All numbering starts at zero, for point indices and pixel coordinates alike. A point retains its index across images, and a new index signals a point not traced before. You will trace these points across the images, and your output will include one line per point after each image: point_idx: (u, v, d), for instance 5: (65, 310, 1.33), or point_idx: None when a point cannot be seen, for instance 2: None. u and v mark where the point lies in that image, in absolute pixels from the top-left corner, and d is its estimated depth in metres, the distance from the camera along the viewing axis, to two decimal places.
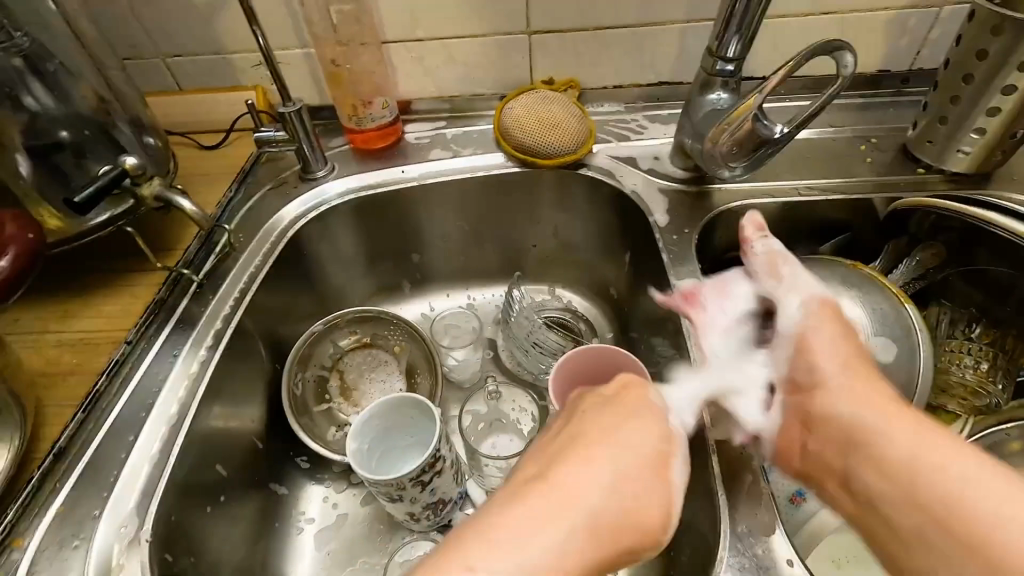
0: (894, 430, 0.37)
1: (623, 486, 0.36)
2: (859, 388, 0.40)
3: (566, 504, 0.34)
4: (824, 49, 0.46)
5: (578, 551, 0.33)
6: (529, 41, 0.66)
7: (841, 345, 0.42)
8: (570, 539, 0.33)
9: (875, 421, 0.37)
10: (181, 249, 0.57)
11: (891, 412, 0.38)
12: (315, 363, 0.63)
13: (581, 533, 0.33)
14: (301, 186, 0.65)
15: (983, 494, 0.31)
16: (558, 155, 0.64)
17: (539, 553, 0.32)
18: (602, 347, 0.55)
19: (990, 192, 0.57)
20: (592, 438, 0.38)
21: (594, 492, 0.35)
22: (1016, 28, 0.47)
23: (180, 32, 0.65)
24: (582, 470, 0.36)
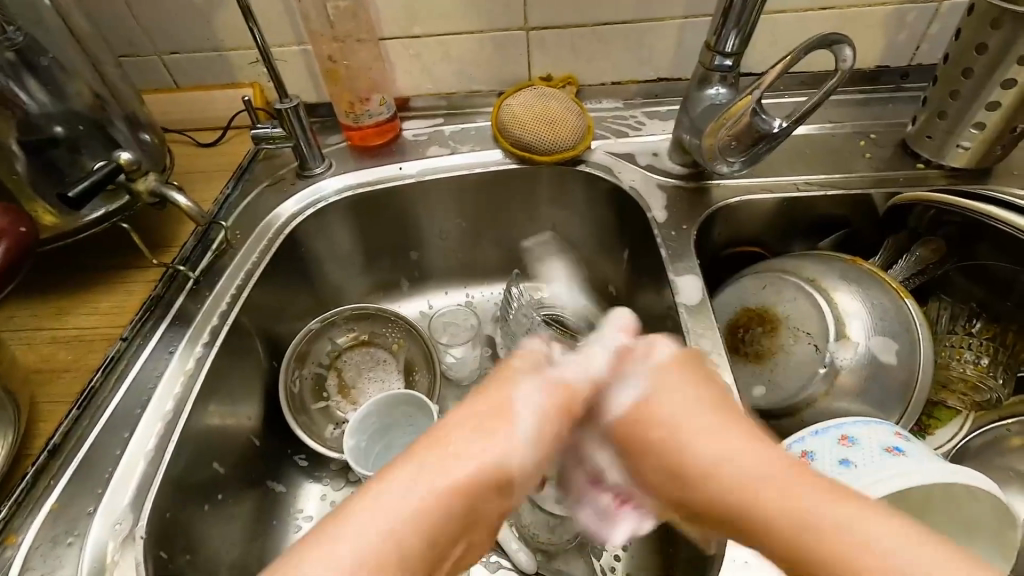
0: (712, 478, 0.33)
1: (459, 493, 0.33)
2: (722, 439, 0.35)
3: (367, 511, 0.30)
4: (824, 42, 0.45)
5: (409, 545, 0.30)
6: (527, 37, 0.65)
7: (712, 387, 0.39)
8: (396, 538, 0.30)
9: (733, 453, 0.33)
10: (177, 245, 0.57)
11: (764, 454, 0.33)
12: (313, 361, 0.63)
13: (415, 529, 0.30)
14: (299, 183, 0.65)
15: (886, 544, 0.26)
16: (556, 151, 0.63)
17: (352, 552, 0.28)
18: None
19: (990, 187, 0.57)
20: (457, 425, 0.36)
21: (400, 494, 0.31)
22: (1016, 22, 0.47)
23: (176, 28, 0.64)
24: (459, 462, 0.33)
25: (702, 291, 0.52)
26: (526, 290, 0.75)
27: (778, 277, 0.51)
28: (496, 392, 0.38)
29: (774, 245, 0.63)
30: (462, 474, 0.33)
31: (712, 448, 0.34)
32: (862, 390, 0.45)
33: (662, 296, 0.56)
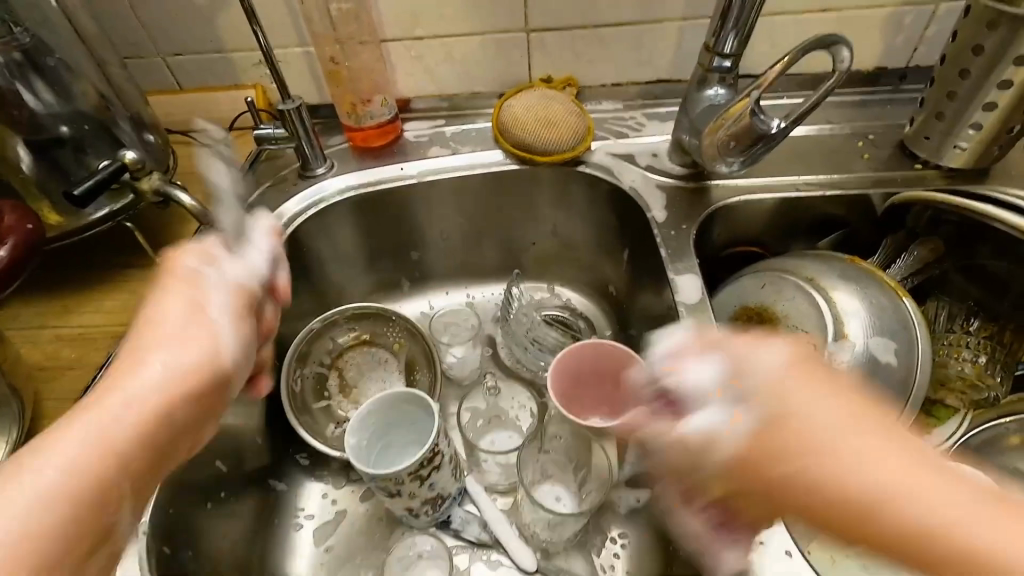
0: (866, 509, 0.27)
1: (106, 417, 0.30)
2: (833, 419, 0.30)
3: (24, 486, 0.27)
4: (821, 43, 0.46)
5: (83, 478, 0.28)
6: (528, 39, 0.66)
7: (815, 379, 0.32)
8: (72, 461, 0.28)
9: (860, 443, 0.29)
10: (181, 244, 0.57)
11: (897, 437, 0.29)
12: (314, 360, 0.63)
13: (81, 457, 0.29)
14: (301, 183, 0.65)
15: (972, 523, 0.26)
16: (556, 152, 0.64)
17: (52, 472, 0.28)
18: (579, 347, 0.55)
19: (987, 188, 0.58)
20: (155, 345, 0.33)
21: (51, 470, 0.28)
22: (1012, 24, 0.47)
23: (180, 30, 0.65)
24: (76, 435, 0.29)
25: (701, 291, 0.52)
26: (527, 290, 0.75)
27: (778, 276, 0.51)
28: (168, 304, 0.35)
29: (773, 245, 0.63)
30: (161, 397, 0.32)
31: (849, 448, 0.28)
32: (860, 387, 0.45)
33: (662, 296, 0.57)
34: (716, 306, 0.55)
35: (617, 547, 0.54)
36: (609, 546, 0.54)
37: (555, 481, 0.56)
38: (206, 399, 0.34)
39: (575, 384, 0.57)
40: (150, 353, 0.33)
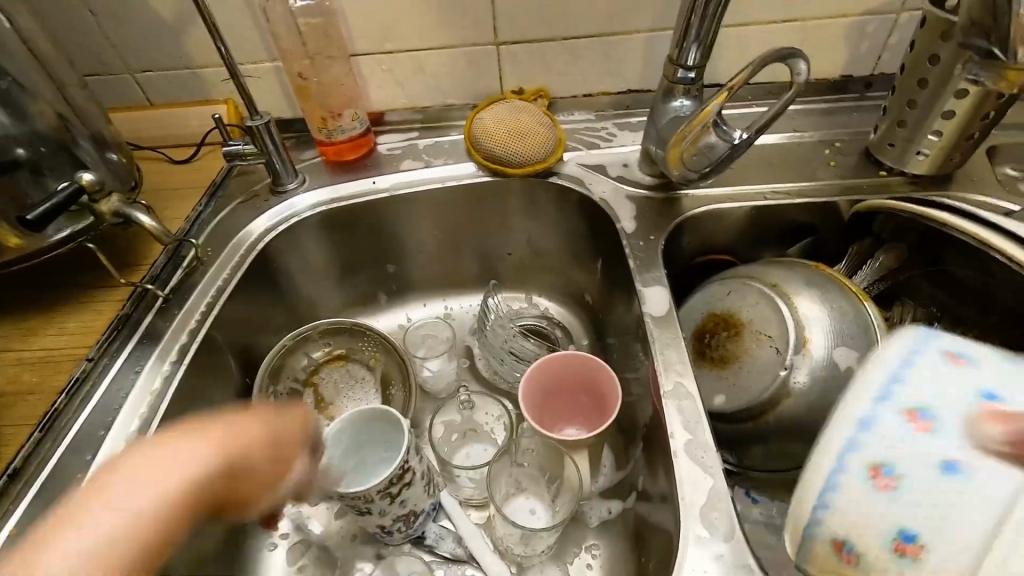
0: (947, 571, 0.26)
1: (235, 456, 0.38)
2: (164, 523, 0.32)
3: (130, 491, 0.32)
4: (777, 57, 0.47)
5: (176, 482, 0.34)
6: (498, 52, 0.66)
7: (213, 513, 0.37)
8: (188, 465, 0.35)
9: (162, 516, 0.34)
10: (147, 264, 0.57)
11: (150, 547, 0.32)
12: (288, 376, 0.63)
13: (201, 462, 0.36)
14: (272, 199, 0.65)
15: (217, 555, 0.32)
16: (527, 165, 0.64)
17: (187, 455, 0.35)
18: (528, 382, 0.54)
19: (949, 194, 0.59)
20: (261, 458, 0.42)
21: (183, 459, 0.35)
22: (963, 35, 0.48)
23: (147, 47, 0.65)
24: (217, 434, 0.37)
25: (668, 302, 0.52)
26: (504, 301, 0.75)
27: (743, 283, 0.52)
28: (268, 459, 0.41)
29: (744, 253, 0.64)
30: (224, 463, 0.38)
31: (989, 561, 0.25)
32: (825, 393, 0.46)
33: (632, 307, 0.57)
34: (682, 317, 0.55)
35: (591, 558, 0.54)
36: (582, 556, 0.54)
37: (529, 494, 0.56)
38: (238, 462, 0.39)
39: (547, 396, 0.57)
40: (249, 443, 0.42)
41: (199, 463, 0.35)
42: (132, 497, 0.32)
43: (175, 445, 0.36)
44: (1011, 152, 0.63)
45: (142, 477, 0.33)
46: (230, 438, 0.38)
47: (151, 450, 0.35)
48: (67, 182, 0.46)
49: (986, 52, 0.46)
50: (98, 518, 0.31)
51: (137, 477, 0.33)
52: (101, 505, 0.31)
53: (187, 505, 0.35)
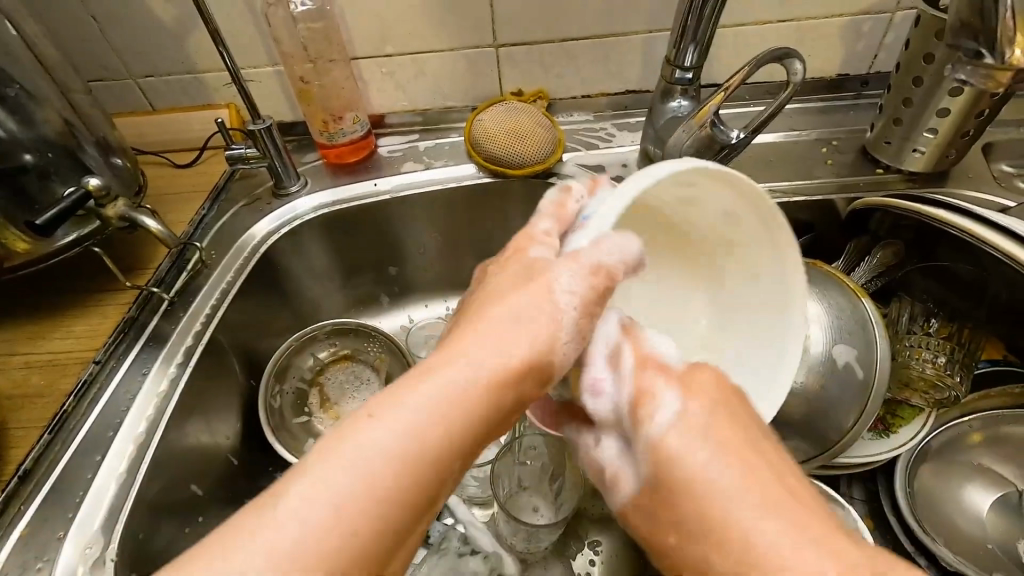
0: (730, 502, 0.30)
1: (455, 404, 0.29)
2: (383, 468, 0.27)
3: (412, 395, 0.29)
4: (773, 57, 0.47)
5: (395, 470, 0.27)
6: (497, 54, 0.67)
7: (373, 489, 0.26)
8: (410, 429, 0.28)
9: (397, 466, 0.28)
10: (152, 267, 0.57)
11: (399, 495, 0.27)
12: (294, 376, 0.64)
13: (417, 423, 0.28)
14: (274, 202, 0.66)
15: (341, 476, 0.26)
16: (527, 166, 0.65)
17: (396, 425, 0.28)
18: None
19: (946, 191, 0.59)
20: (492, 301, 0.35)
21: (415, 405, 0.28)
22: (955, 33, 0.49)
23: (150, 52, 0.65)
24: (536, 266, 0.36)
25: None
26: None
27: None
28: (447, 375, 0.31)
29: None
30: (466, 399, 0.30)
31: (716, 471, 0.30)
32: (822, 389, 0.47)
33: None
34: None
35: (594, 554, 0.55)
36: (585, 552, 0.55)
37: (532, 492, 0.57)
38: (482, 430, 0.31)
39: None
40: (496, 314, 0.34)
41: (504, 344, 0.32)
42: (486, 356, 0.32)
43: (404, 394, 0.29)
44: (1007, 148, 0.63)
45: (387, 427, 0.27)
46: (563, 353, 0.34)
47: (361, 417, 0.28)
48: (73, 187, 0.47)
49: (975, 52, 0.45)
50: (405, 409, 0.28)
51: (337, 460, 0.26)
52: (331, 461, 0.26)
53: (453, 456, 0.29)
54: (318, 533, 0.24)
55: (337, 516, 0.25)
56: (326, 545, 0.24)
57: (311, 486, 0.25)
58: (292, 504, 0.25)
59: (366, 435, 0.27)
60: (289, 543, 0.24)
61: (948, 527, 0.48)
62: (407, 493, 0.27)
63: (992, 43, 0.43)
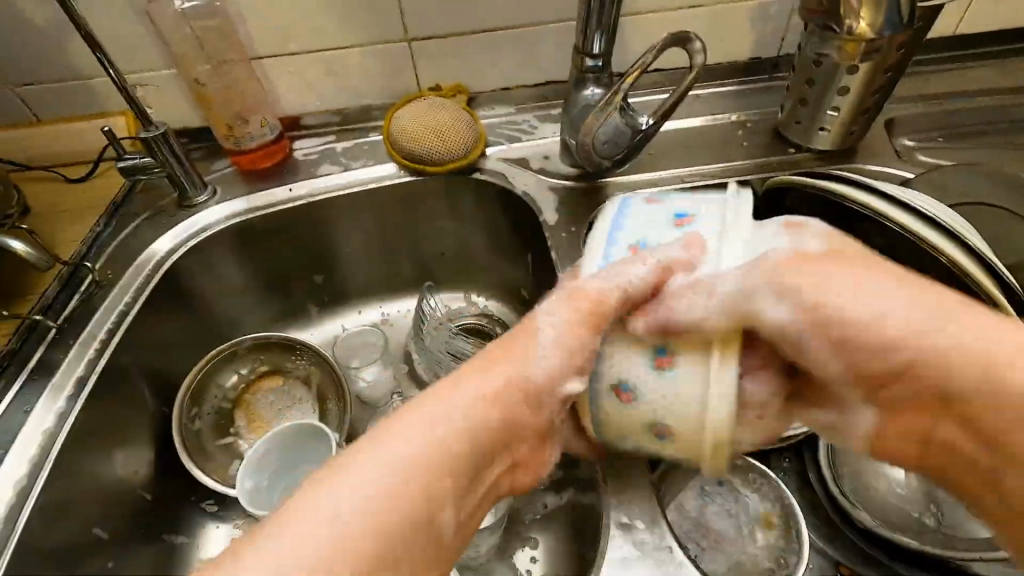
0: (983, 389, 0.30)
1: (401, 516, 0.29)
2: (403, 505, 0.29)
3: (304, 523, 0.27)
4: (672, 40, 0.49)
5: (393, 505, 0.29)
6: (410, 48, 0.64)
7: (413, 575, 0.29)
8: (381, 490, 0.29)
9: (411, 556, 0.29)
10: (38, 293, 0.54)
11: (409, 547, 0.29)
12: (213, 395, 0.60)
13: (355, 519, 0.28)
14: (179, 214, 0.62)
15: (347, 512, 0.28)
16: (445, 161, 0.63)
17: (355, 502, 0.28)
18: None
19: (853, 166, 0.62)
20: (437, 399, 0.33)
21: (382, 460, 0.30)
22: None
23: (27, 59, 0.60)
24: (457, 471, 0.31)
25: None
26: (443, 301, 0.73)
27: None
28: (434, 419, 0.32)
29: None
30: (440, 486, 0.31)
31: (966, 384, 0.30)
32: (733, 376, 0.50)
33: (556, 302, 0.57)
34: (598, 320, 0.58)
35: (534, 551, 0.55)
36: (526, 550, 0.55)
37: None
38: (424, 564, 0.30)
39: None
40: (442, 398, 0.33)
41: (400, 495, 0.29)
42: (480, 394, 0.33)
43: (416, 435, 0.31)
44: (911, 121, 0.66)
45: (364, 478, 0.29)
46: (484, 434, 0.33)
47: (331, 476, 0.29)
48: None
49: (824, 26, 0.52)
50: (389, 472, 0.29)
51: (324, 494, 0.28)
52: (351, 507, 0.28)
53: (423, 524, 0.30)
54: (365, 536, 0.27)
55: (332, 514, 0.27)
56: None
57: (335, 491, 0.28)
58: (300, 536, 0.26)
59: (351, 478, 0.29)
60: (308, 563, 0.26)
61: (874, 502, 0.51)
62: (435, 486, 0.30)
63: (838, 17, 0.50)
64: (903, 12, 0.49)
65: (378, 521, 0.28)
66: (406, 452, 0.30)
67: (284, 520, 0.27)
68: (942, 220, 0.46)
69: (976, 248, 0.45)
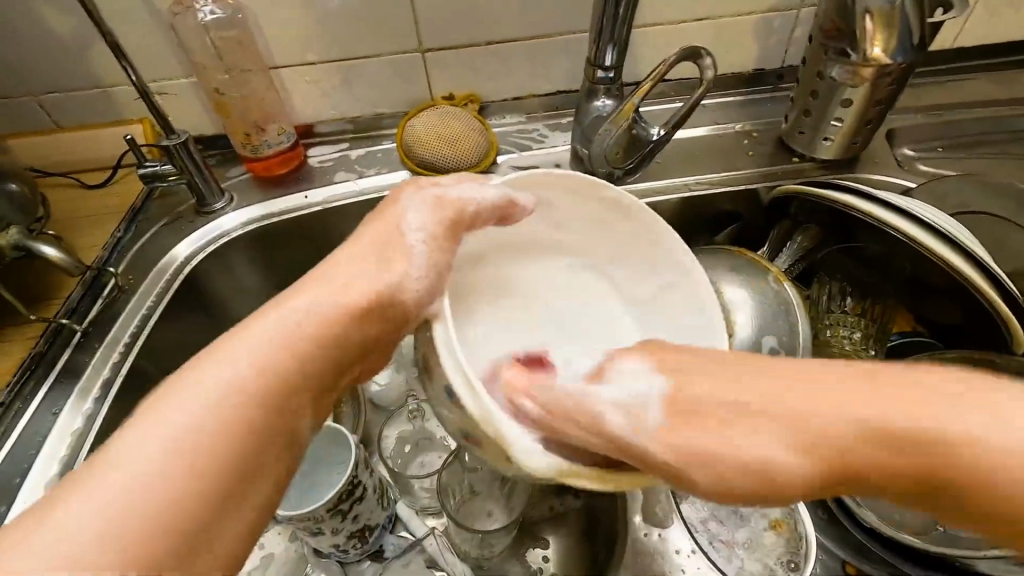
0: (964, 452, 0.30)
1: (183, 451, 0.27)
2: (198, 436, 0.28)
3: (117, 462, 0.26)
4: (684, 53, 0.51)
5: (178, 441, 0.27)
6: (424, 58, 0.66)
7: (199, 514, 0.27)
8: (193, 421, 0.28)
9: (190, 489, 0.27)
10: (62, 297, 0.55)
11: (232, 475, 0.28)
12: None
13: (126, 464, 0.26)
14: (198, 220, 0.63)
15: (125, 452, 0.27)
16: (459, 170, 0.64)
17: (210, 421, 0.28)
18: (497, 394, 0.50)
19: (856, 175, 0.63)
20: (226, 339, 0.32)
21: (255, 370, 0.30)
22: (878, 17, 0.51)
23: (49, 66, 0.61)
24: (237, 409, 0.29)
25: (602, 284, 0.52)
26: None
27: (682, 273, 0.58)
28: (216, 364, 0.30)
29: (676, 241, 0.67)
30: (204, 434, 0.28)
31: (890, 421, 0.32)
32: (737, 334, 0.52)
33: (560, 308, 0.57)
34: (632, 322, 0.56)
35: (546, 551, 0.56)
36: (537, 550, 0.56)
37: (484, 499, 0.55)
38: (215, 508, 0.27)
39: None
40: (317, 320, 0.34)
41: (173, 443, 0.27)
42: (285, 322, 0.33)
43: (229, 351, 0.31)
44: (912, 131, 0.67)
45: (234, 395, 0.29)
46: (263, 371, 0.31)
47: (193, 384, 0.29)
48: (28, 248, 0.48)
49: (840, 51, 0.53)
50: (210, 386, 0.29)
51: (167, 414, 0.28)
52: (148, 425, 0.28)
53: (212, 464, 0.28)
54: (172, 449, 0.27)
55: (210, 427, 0.28)
56: (153, 527, 0.25)
57: (186, 396, 0.29)
58: (156, 430, 0.27)
59: (192, 407, 0.28)
60: (153, 456, 0.27)
61: (881, 500, 0.53)
62: (261, 417, 0.30)
63: (854, 42, 0.52)
64: (913, 37, 0.52)
65: (199, 427, 0.28)
66: (199, 394, 0.29)
67: (153, 436, 0.27)
68: (943, 228, 0.48)
69: (973, 253, 0.47)
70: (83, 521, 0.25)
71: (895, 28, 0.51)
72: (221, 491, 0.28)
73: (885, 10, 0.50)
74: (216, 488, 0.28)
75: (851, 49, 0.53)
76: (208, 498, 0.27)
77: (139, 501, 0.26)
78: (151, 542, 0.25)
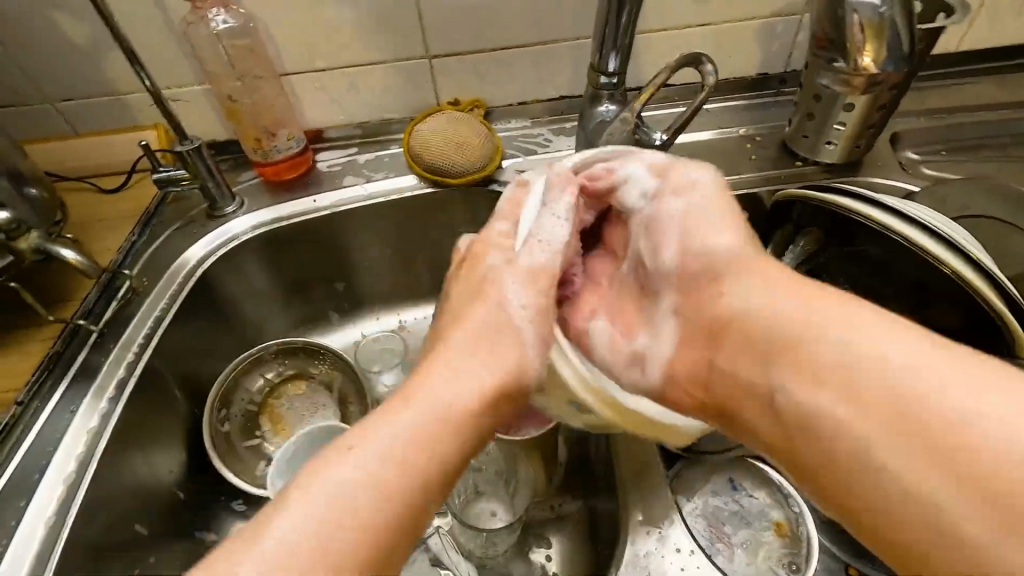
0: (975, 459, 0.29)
1: (396, 464, 0.33)
2: (410, 453, 0.33)
3: (339, 475, 0.31)
4: (687, 59, 0.51)
5: (392, 456, 0.33)
6: (430, 65, 0.67)
7: (407, 521, 0.32)
8: (401, 440, 0.33)
9: (400, 500, 0.32)
10: (78, 299, 0.57)
11: (427, 486, 0.33)
12: (241, 398, 0.62)
13: (353, 477, 0.31)
14: (210, 224, 0.64)
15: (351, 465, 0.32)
16: (464, 175, 0.65)
17: (411, 441, 0.34)
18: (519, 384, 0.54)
19: (859, 179, 0.64)
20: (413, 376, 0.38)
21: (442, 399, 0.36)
22: (862, 29, 0.51)
23: (68, 75, 0.63)
24: (436, 427, 0.35)
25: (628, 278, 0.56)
26: None
27: None
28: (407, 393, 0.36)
29: None
30: (413, 451, 0.33)
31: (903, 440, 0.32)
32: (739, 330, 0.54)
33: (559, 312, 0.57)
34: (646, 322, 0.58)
35: (549, 551, 0.56)
36: (540, 549, 0.57)
37: (489, 498, 0.57)
38: (415, 518, 0.33)
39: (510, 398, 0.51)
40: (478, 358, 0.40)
41: (387, 458, 0.33)
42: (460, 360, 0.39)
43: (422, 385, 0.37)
44: (915, 134, 0.68)
45: (429, 419, 0.35)
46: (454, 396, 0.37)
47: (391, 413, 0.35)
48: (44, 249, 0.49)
49: (830, 59, 0.54)
50: (414, 415, 0.35)
51: (379, 436, 0.33)
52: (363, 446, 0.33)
53: (420, 479, 0.33)
54: (386, 466, 0.32)
55: (414, 447, 0.33)
56: (383, 531, 0.31)
57: (388, 421, 0.34)
58: (370, 450, 0.32)
59: (397, 427, 0.34)
60: (372, 477, 0.31)
61: None
62: (451, 440, 0.35)
63: (843, 52, 0.53)
64: (904, 47, 0.52)
65: (408, 447, 0.33)
66: (406, 418, 0.34)
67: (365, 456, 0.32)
68: (938, 228, 0.49)
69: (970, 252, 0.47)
70: (315, 531, 0.29)
71: (885, 37, 0.51)
72: (422, 503, 0.33)
73: (873, 18, 0.51)
74: (418, 499, 0.33)
75: (839, 58, 0.54)
76: (431, 501, 0.34)
77: (363, 509, 0.31)
78: (373, 543, 0.30)
